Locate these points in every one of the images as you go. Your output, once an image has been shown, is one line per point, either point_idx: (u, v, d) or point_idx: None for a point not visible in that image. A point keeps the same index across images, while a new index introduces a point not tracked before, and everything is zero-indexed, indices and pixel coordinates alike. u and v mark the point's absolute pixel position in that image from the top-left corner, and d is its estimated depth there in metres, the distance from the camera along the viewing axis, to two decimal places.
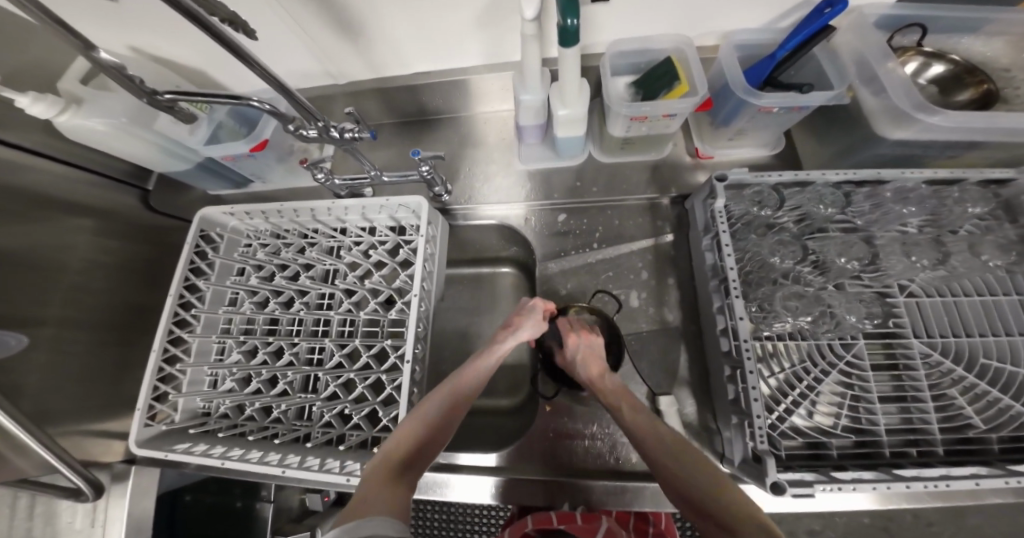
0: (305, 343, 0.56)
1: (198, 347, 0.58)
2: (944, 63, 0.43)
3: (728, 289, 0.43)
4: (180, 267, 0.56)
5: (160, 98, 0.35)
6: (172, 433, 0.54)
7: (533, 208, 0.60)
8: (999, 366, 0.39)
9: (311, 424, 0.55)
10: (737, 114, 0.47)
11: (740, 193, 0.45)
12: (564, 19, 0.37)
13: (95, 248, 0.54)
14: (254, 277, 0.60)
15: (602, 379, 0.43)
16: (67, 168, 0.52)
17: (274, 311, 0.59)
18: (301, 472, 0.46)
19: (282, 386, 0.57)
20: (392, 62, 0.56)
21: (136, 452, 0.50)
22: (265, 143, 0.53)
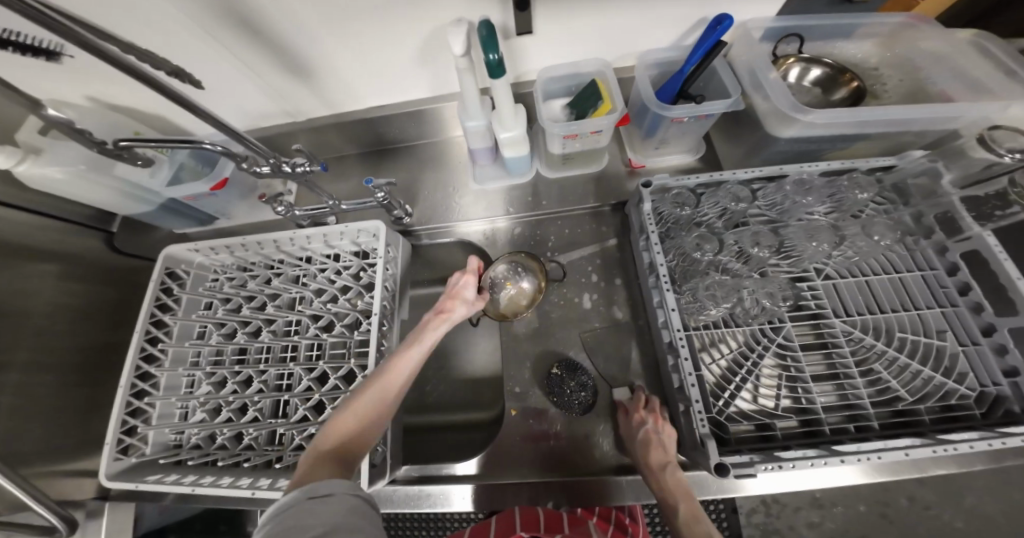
0: (274, 369, 0.58)
1: (167, 382, 0.59)
2: (820, 66, 0.48)
3: (661, 284, 0.47)
4: (147, 305, 0.58)
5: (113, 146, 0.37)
6: (143, 465, 0.55)
7: (489, 222, 0.64)
8: (913, 337, 0.43)
9: (282, 448, 0.56)
10: (657, 126, 0.52)
11: (665, 196, 0.50)
12: (487, 55, 0.41)
13: (61, 292, 0.55)
14: (222, 310, 0.61)
15: (663, 472, 0.42)
16: (29, 215, 0.53)
17: (241, 341, 0.60)
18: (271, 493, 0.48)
19: (252, 413, 0.57)
20: (346, 99, 0.60)
21: (108, 485, 0.51)
22: (226, 180, 0.56)
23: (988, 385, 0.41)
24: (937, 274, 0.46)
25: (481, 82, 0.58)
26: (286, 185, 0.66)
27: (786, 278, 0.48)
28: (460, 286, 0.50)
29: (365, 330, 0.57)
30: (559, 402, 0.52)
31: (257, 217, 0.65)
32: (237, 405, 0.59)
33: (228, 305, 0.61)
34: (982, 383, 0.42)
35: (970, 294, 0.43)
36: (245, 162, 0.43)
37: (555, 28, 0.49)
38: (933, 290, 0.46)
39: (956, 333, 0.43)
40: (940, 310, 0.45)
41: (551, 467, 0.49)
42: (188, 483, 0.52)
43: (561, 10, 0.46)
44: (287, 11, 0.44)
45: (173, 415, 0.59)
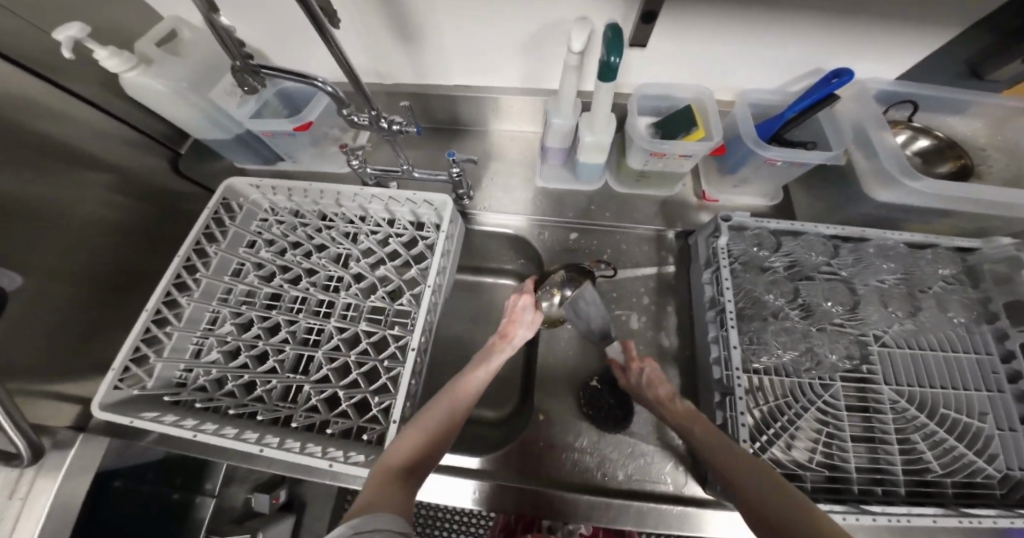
0: (306, 321, 0.57)
1: (190, 314, 0.57)
2: (929, 138, 0.50)
3: (724, 321, 0.46)
4: (194, 231, 0.57)
5: (251, 63, 0.40)
6: (141, 399, 0.51)
7: (548, 223, 0.63)
8: (958, 416, 0.42)
9: (295, 406, 0.53)
10: (744, 163, 0.53)
11: (742, 234, 0.50)
12: (607, 57, 0.41)
13: (103, 204, 0.52)
14: (266, 251, 0.60)
15: (672, 403, 0.44)
16: (111, 120, 0.53)
17: (277, 287, 0.59)
18: (281, 453, 0.45)
19: (273, 362, 0.56)
20: (437, 72, 0.60)
21: (98, 416, 0.45)
22: (309, 124, 0.55)
23: (1014, 469, 0.41)
24: (992, 359, 0.45)
25: (580, 84, 0.58)
26: (358, 137, 0.67)
27: (847, 337, 0.47)
28: (520, 308, 0.52)
29: (408, 301, 0.57)
30: (592, 416, 0.52)
31: (321, 165, 0.65)
32: (256, 352, 0.57)
33: (273, 247, 0.61)
34: (1010, 467, 0.41)
35: (1019, 384, 0.43)
36: (346, 109, 0.45)
37: (671, 49, 0.50)
38: (983, 373, 0.45)
39: (998, 416, 0.43)
40: (984, 393, 0.44)
41: (562, 478, 0.48)
42: (188, 426, 0.48)
43: (686, 26, 0.46)
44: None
45: (186, 350, 0.56)
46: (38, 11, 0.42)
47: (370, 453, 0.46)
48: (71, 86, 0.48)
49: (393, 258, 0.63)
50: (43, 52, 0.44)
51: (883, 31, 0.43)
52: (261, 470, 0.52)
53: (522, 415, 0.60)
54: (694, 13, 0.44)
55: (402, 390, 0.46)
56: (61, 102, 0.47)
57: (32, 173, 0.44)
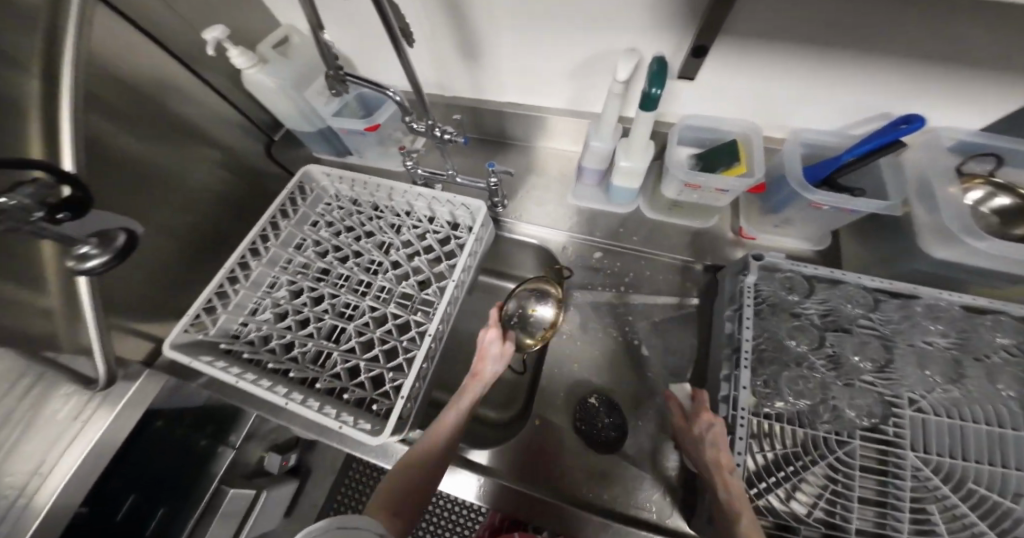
0: (346, 296, 0.64)
1: (256, 277, 0.65)
2: (1012, 196, 0.43)
3: (738, 360, 0.44)
4: (273, 207, 0.67)
5: (338, 73, 0.48)
6: (202, 343, 0.58)
7: (575, 239, 0.65)
8: (990, 495, 0.35)
9: (321, 371, 0.59)
10: (788, 205, 0.50)
11: (773, 274, 0.47)
12: (649, 88, 0.43)
13: (209, 173, 0.64)
14: (325, 231, 0.69)
15: (727, 474, 0.36)
16: (228, 107, 0.65)
17: (329, 263, 0.67)
18: (302, 409, 0.49)
19: (312, 327, 0.63)
20: (493, 88, 0.66)
21: (168, 351, 0.53)
22: (378, 126, 0.64)
23: None
24: None
25: (623, 111, 0.60)
26: (415, 141, 0.75)
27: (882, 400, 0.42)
28: (489, 345, 0.51)
29: (434, 291, 0.62)
30: (586, 433, 0.51)
31: (383, 162, 0.74)
32: (300, 317, 0.65)
33: (331, 229, 0.70)
34: None
35: None
36: (409, 117, 0.52)
37: (719, 83, 0.50)
38: None
39: None
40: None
41: (557, 488, 0.47)
42: (233, 372, 0.54)
43: (736, 60, 0.46)
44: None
45: (245, 308, 0.64)
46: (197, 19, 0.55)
47: (374, 424, 0.49)
48: (206, 77, 0.60)
49: (429, 252, 0.69)
50: (193, 48, 0.56)
51: (961, 74, 0.40)
52: (286, 424, 0.57)
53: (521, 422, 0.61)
54: (745, 48, 0.44)
55: (413, 370, 0.50)
56: (197, 89, 0.59)
57: (168, 141, 0.56)
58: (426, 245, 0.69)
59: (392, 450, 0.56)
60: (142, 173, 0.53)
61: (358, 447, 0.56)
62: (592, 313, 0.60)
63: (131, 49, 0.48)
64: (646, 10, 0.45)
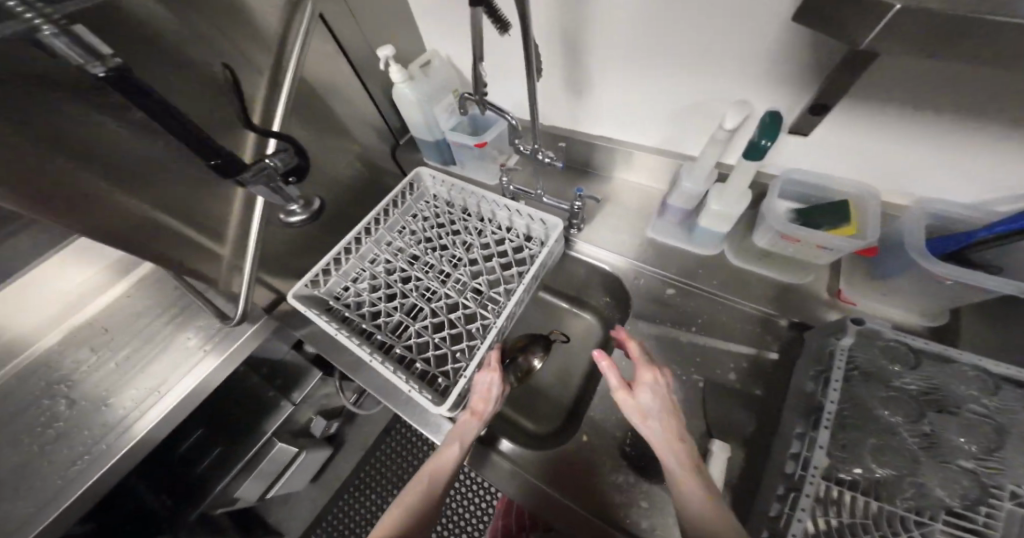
0: (429, 282, 0.71)
1: (364, 251, 0.74)
2: None
3: (817, 422, 0.41)
4: (388, 197, 0.78)
5: (484, 100, 0.55)
6: (313, 297, 0.68)
7: (646, 272, 0.65)
8: None
9: (397, 341, 0.65)
10: (904, 273, 0.47)
11: (870, 343, 0.44)
12: (759, 139, 0.45)
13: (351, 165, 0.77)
14: (423, 223, 0.79)
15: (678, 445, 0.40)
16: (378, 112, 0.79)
17: (417, 250, 0.75)
18: (382, 368, 0.56)
19: (396, 302, 0.70)
20: (592, 122, 0.72)
21: (290, 299, 0.64)
22: (485, 143, 0.74)
23: None
24: None
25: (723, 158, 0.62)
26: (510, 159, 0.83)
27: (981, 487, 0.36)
28: (483, 385, 0.53)
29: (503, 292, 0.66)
30: (631, 456, 0.52)
31: (480, 174, 0.83)
32: (389, 291, 0.72)
33: (427, 222, 0.79)
34: None
35: None
36: (518, 139, 0.59)
37: (832, 138, 0.50)
38: None
39: None
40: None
41: (601, 506, 0.48)
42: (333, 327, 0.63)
43: (857, 120, 0.46)
44: (619, 43, 0.56)
45: (349, 275, 0.73)
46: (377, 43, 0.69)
47: (435, 395, 0.53)
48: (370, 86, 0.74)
49: (504, 257, 0.74)
50: (367, 65, 0.71)
51: None
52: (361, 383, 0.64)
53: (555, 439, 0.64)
54: (870, 109, 0.44)
55: (478, 354, 0.54)
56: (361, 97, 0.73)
57: (330, 133, 0.70)
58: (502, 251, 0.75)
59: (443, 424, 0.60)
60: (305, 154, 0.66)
61: (414, 416, 0.61)
62: (655, 347, 0.59)
63: (326, 61, 0.62)
64: (768, 65, 0.48)
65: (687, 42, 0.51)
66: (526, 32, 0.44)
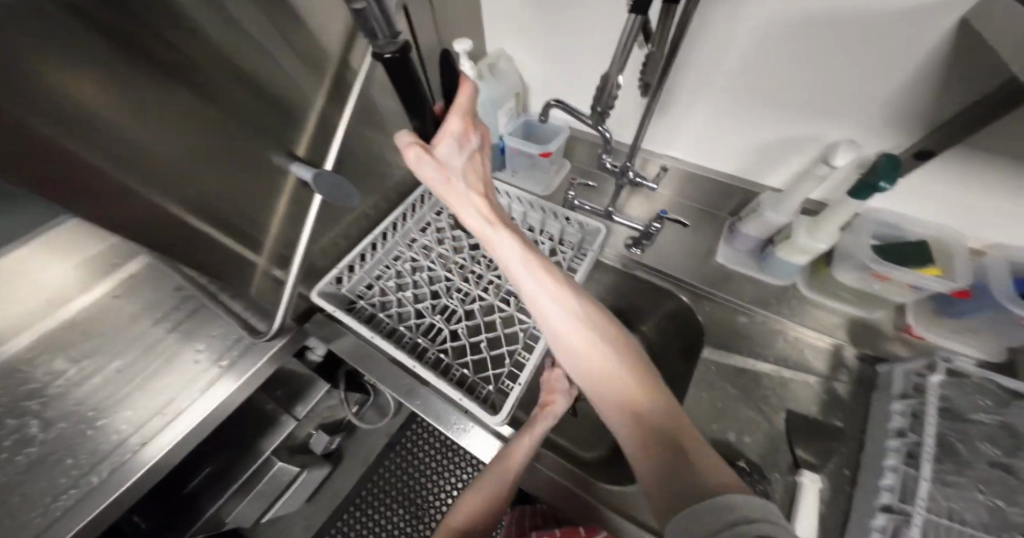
0: (461, 281, 0.66)
1: (387, 247, 0.68)
2: None
3: (919, 456, 0.42)
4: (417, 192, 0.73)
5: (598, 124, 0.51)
6: (335, 294, 0.61)
7: (716, 298, 0.66)
8: None
9: (432, 343, 0.60)
10: (980, 315, 0.50)
11: (963, 382, 0.46)
12: (876, 180, 0.46)
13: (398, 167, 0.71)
14: (447, 220, 0.73)
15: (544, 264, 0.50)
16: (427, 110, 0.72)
17: (446, 248, 0.70)
18: (429, 374, 0.53)
19: (428, 303, 0.64)
20: (661, 142, 0.70)
21: (313, 297, 0.59)
22: (550, 153, 0.68)
23: None
24: None
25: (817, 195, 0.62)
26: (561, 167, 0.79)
27: None
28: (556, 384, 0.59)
29: None
30: None
31: (531, 182, 0.77)
32: (419, 292, 0.65)
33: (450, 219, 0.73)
34: None
35: None
36: (607, 154, 0.56)
37: (918, 181, 0.53)
38: None
39: None
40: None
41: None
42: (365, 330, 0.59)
43: (953, 165, 0.49)
44: (728, 75, 0.55)
45: (373, 274, 0.66)
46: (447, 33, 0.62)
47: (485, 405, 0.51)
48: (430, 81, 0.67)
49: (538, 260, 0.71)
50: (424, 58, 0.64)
51: None
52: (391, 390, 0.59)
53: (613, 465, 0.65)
54: (967, 155, 0.47)
55: (535, 362, 0.54)
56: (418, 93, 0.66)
57: (377, 130, 0.62)
58: None
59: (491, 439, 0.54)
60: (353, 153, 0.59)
61: (449, 427, 0.56)
62: (730, 375, 0.59)
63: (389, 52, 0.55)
64: (874, 103, 0.49)
65: (806, 85, 0.51)
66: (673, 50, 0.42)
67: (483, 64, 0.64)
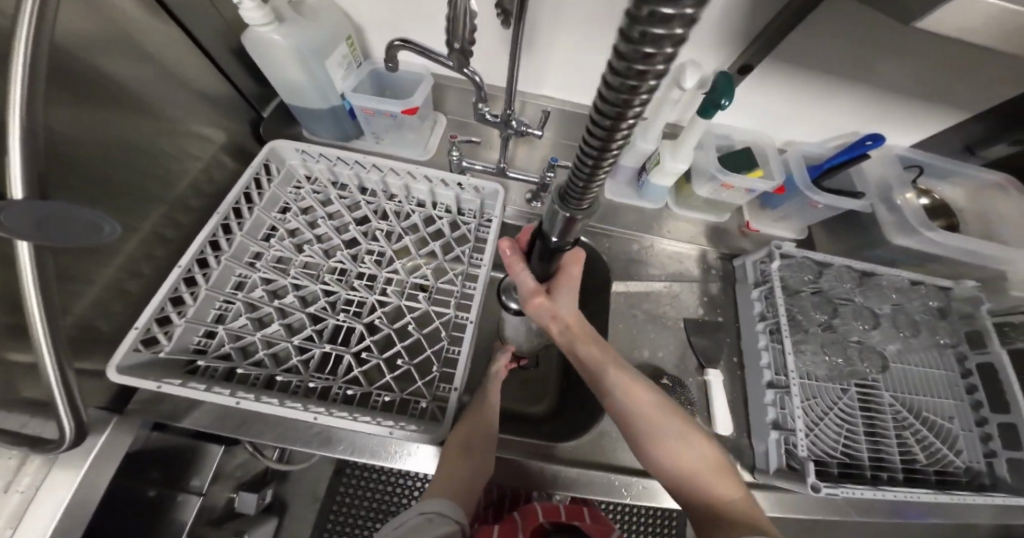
0: (346, 293, 0.54)
1: (220, 275, 0.50)
2: (929, 198, 0.59)
3: (778, 334, 0.56)
4: (233, 188, 0.52)
5: (465, 72, 0.42)
6: (158, 363, 0.45)
7: (612, 233, 0.69)
8: (935, 417, 0.57)
9: (333, 378, 0.50)
10: (789, 202, 0.63)
11: (790, 261, 0.59)
12: (717, 100, 0.49)
13: (191, 157, 0.50)
14: (302, 218, 0.56)
15: (560, 321, 0.48)
16: (210, 69, 0.51)
17: (312, 255, 0.55)
18: (335, 420, 0.44)
19: (309, 331, 0.51)
20: (535, 80, 0.65)
21: (114, 378, 0.41)
22: (415, 110, 0.56)
23: (974, 462, 0.56)
24: (955, 375, 0.61)
25: (677, 115, 0.64)
26: (435, 127, 0.68)
27: (873, 353, 0.58)
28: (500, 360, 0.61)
29: (455, 281, 0.57)
30: None
31: (402, 149, 0.65)
32: (289, 321, 0.52)
33: (307, 216, 0.57)
34: (969, 459, 0.57)
35: (975, 394, 0.59)
36: (484, 104, 0.48)
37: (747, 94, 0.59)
38: (951, 387, 0.60)
39: (961, 420, 0.58)
40: (955, 402, 0.59)
41: (626, 464, 0.54)
42: (226, 393, 0.45)
43: (779, 73, 0.54)
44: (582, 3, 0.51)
45: (209, 316, 0.50)
46: None
47: (419, 423, 0.47)
48: (189, 24, 0.46)
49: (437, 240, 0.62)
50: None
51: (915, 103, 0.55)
52: (302, 445, 0.49)
53: (559, 413, 0.70)
54: (775, 73, 0.54)
55: (464, 362, 0.49)
56: (176, 41, 0.45)
57: (123, 113, 0.40)
58: (432, 233, 0.62)
59: (429, 450, 0.51)
60: (98, 156, 0.39)
61: (387, 457, 0.51)
62: (639, 303, 0.65)
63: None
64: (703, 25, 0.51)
65: None
66: None
67: None
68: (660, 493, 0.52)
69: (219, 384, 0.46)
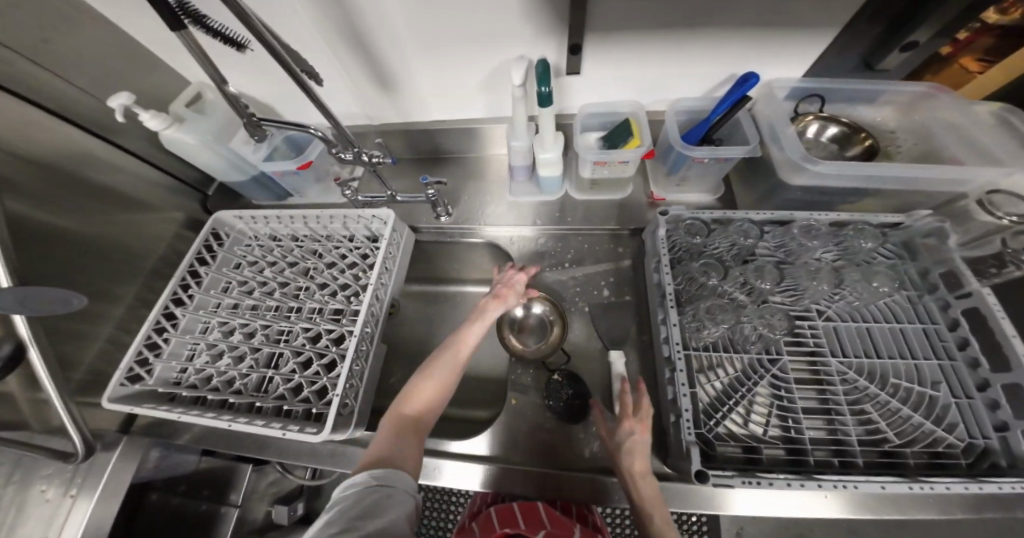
0: (275, 324, 0.64)
1: (186, 324, 0.65)
2: (838, 125, 0.53)
3: (666, 302, 0.52)
4: (189, 257, 0.67)
5: (308, 131, 0.50)
6: (144, 393, 0.60)
7: (520, 231, 0.71)
8: (906, 384, 0.47)
9: (266, 395, 0.60)
10: (680, 165, 0.59)
11: (679, 225, 0.56)
12: (540, 87, 0.51)
13: (151, 237, 0.68)
14: (248, 269, 0.69)
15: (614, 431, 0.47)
16: (156, 171, 0.69)
17: (254, 298, 0.67)
18: (247, 426, 0.53)
19: (248, 359, 0.62)
20: (416, 110, 0.72)
21: (108, 405, 0.56)
22: (310, 163, 0.67)
23: (978, 438, 0.44)
24: (939, 328, 0.49)
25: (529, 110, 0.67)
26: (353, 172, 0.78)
27: (785, 312, 0.52)
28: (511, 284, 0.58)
29: (360, 299, 0.64)
30: (553, 406, 0.55)
31: (325, 199, 0.77)
32: (236, 353, 0.64)
33: (254, 267, 0.70)
34: (972, 436, 0.44)
35: (968, 350, 0.47)
36: (335, 148, 0.55)
37: (600, 71, 0.59)
38: (933, 343, 0.49)
39: (951, 386, 0.46)
40: (939, 362, 0.48)
41: (543, 456, 0.53)
42: (178, 411, 0.57)
43: (608, 44, 0.54)
44: (404, 44, 0.57)
45: (181, 355, 0.64)
46: (93, 84, 0.58)
47: (318, 426, 0.53)
48: (123, 143, 0.63)
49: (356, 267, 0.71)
50: (98, 120, 0.59)
51: (766, 34, 0.50)
52: (244, 455, 0.59)
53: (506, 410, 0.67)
54: (605, 47, 0.55)
55: (344, 368, 0.53)
56: (118, 158, 0.63)
57: (87, 210, 0.58)
58: (352, 263, 0.71)
59: (340, 451, 0.58)
60: (67, 245, 0.56)
61: (311, 459, 0.58)
62: (546, 293, 0.65)
63: (30, 128, 0.51)
64: (497, 30, 0.54)
65: (451, 35, 0.55)
66: (285, 65, 0.40)
67: (172, 104, 0.60)
68: (589, 489, 0.50)
69: (180, 404, 0.59)
